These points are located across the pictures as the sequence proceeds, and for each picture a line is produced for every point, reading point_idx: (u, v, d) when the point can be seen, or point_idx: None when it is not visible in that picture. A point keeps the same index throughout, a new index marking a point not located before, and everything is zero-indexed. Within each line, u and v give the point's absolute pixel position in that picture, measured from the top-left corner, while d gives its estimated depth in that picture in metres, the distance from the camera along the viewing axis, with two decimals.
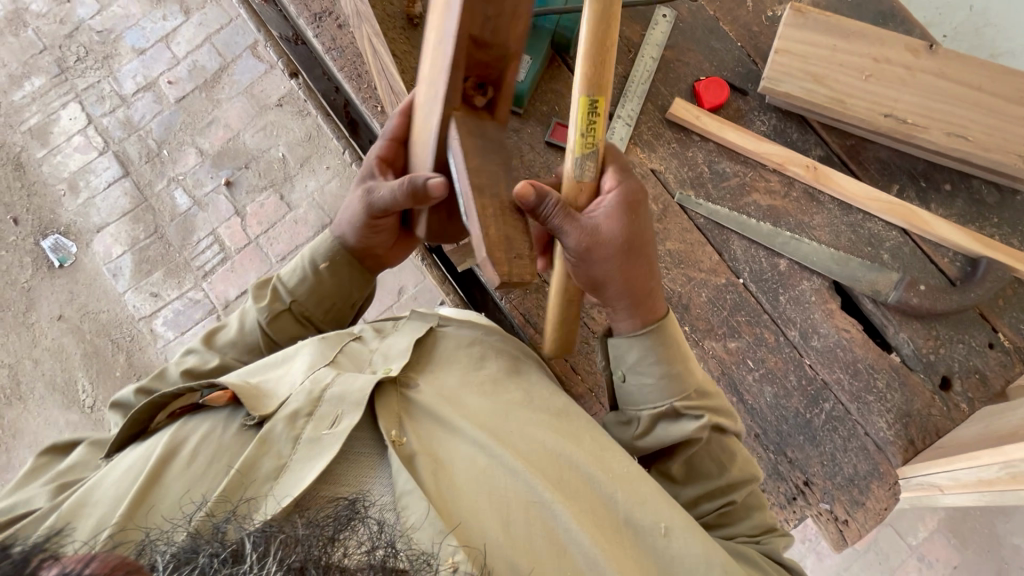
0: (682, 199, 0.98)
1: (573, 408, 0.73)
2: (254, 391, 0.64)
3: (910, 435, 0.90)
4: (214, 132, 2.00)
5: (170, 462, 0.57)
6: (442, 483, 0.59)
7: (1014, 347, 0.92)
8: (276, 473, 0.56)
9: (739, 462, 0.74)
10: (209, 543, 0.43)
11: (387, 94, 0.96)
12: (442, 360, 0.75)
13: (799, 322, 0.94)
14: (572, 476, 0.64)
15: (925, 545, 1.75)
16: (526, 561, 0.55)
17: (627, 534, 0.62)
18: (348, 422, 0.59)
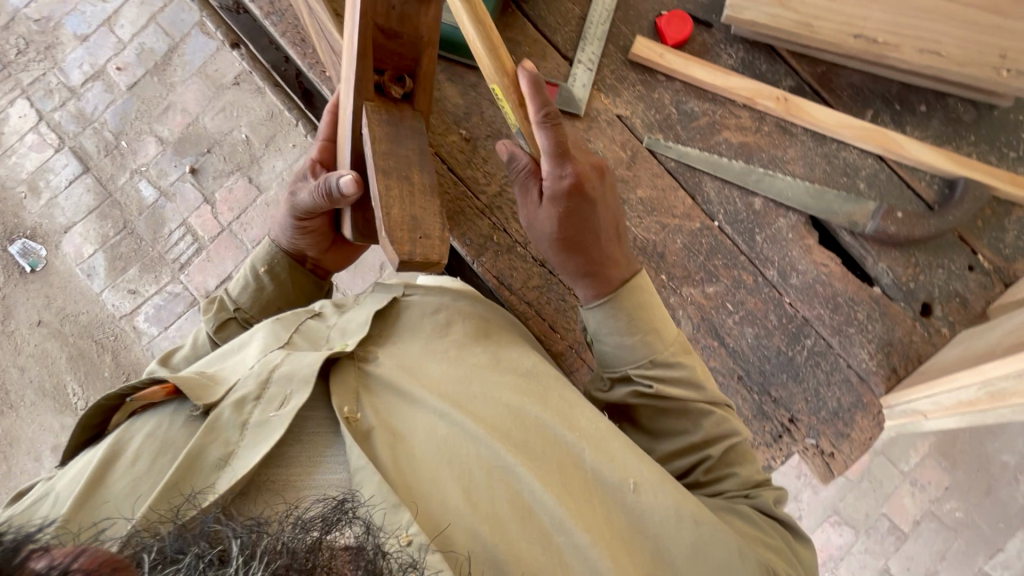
0: (652, 143, 0.94)
1: (542, 367, 0.73)
2: (201, 379, 0.61)
3: (893, 364, 0.89)
4: (172, 118, 1.92)
5: (115, 463, 0.55)
6: (401, 457, 0.59)
7: (994, 268, 0.91)
8: (223, 460, 0.54)
9: (710, 418, 0.76)
10: (196, 543, 0.43)
11: (329, 55, 0.90)
12: (406, 329, 0.74)
13: (777, 260, 0.92)
14: (537, 437, 0.65)
15: (917, 469, 1.79)
16: (489, 526, 0.56)
17: (594, 489, 0.64)
18: (296, 401, 0.58)
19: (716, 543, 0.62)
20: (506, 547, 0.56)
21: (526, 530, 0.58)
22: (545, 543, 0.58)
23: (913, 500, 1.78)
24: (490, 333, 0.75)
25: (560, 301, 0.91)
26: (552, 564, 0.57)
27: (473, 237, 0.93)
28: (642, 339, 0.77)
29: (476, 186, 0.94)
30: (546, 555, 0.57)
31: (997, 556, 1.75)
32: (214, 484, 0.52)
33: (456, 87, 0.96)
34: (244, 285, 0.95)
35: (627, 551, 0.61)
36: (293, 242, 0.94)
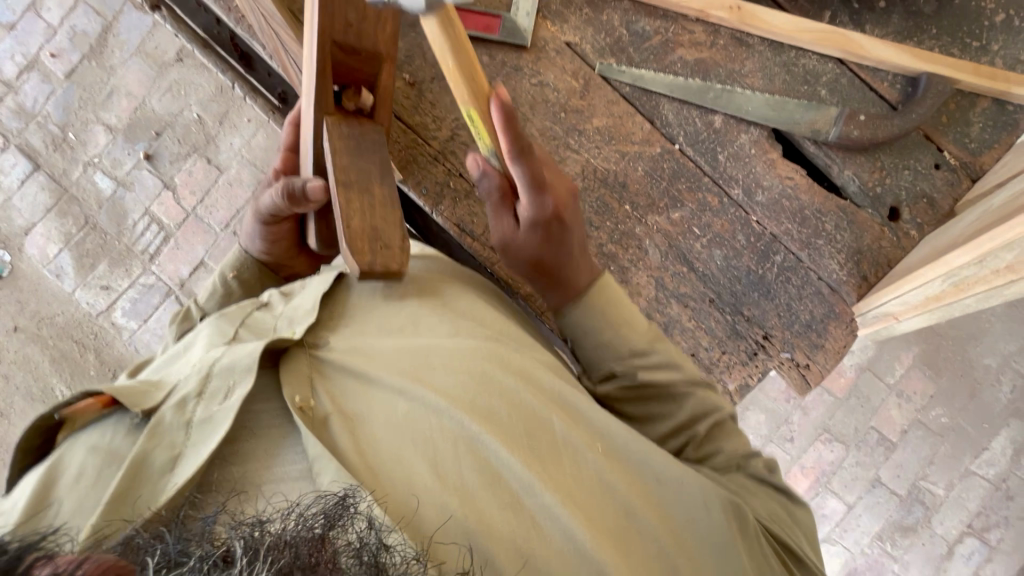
0: (604, 70, 0.91)
1: (503, 333, 0.71)
2: (141, 386, 0.58)
3: (863, 272, 0.89)
4: (117, 103, 1.83)
5: (56, 482, 0.52)
6: (361, 440, 0.56)
7: (960, 164, 0.89)
8: (170, 465, 0.52)
9: (687, 400, 0.75)
10: (200, 544, 0.40)
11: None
12: (361, 304, 0.72)
13: (742, 178, 0.90)
14: (503, 403, 0.62)
15: (903, 381, 1.83)
16: (459, 501, 0.54)
17: (564, 452, 0.61)
18: (240, 391, 0.56)
19: (679, 497, 0.63)
20: (478, 520, 0.53)
21: (497, 499, 0.56)
22: (519, 512, 0.56)
23: (900, 411, 1.82)
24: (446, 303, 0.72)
25: None
26: (526, 531, 0.55)
27: (429, 185, 0.90)
28: (618, 336, 0.77)
29: (427, 133, 0.90)
30: (519, 523, 0.55)
31: (983, 455, 1.81)
32: (164, 489, 0.50)
33: None
34: (212, 289, 0.89)
35: (601, 511, 0.59)
36: (261, 247, 0.89)
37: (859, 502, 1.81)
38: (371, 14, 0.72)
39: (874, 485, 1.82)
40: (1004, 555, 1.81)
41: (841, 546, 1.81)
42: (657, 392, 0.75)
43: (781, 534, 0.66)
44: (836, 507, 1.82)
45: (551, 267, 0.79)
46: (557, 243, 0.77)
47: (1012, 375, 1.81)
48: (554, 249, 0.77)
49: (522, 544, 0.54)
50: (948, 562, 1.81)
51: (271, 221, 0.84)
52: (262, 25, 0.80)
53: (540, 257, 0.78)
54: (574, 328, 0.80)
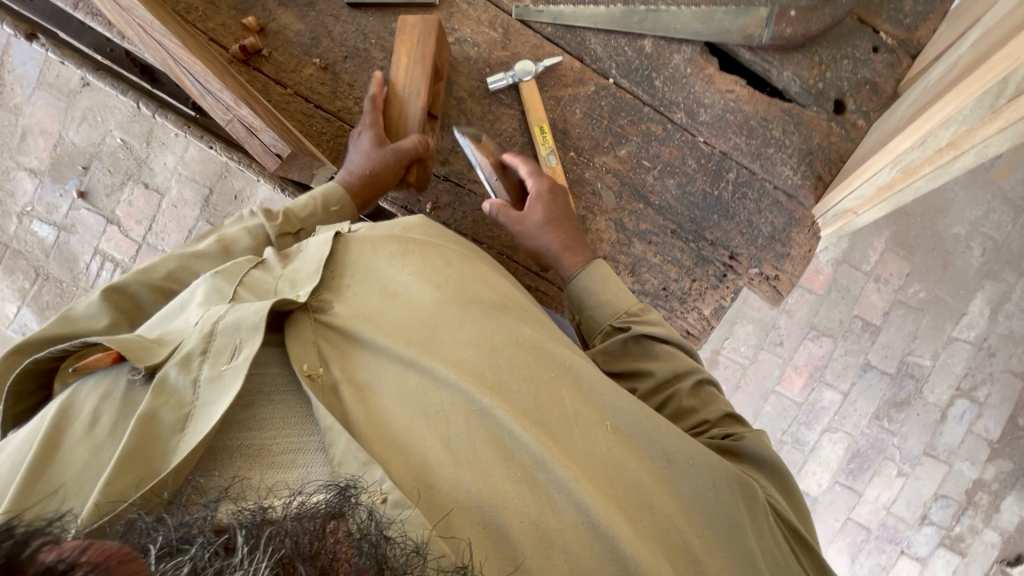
0: (521, 13, 0.86)
1: (514, 303, 0.67)
2: (143, 340, 0.54)
3: (817, 172, 0.88)
4: (34, 144, 1.73)
5: (66, 426, 0.50)
6: (373, 409, 0.54)
7: (898, 43, 0.87)
8: (182, 423, 0.48)
9: (678, 355, 0.73)
10: (201, 530, 0.36)
11: (117, 11, 0.71)
12: (363, 267, 0.66)
13: (682, 101, 0.88)
14: (515, 375, 0.59)
15: (878, 266, 1.87)
16: (472, 475, 0.52)
17: (575, 425, 0.58)
18: (248, 351, 0.51)
19: (693, 475, 0.59)
20: (491, 494, 0.51)
21: (507, 471, 0.53)
22: (529, 483, 0.53)
23: (880, 295, 1.87)
24: (452, 268, 0.66)
25: (477, 210, 0.87)
26: (538, 501, 0.52)
27: None
28: (618, 295, 0.76)
29: (352, 117, 0.85)
30: (530, 494, 0.52)
31: (962, 321, 1.88)
32: (175, 451, 0.47)
33: (293, 11, 0.84)
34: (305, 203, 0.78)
35: (612, 483, 0.56)
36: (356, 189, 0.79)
37: (853, 388, 1.89)
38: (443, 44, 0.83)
39: (865, 370, 1.88)
40: (993, 409, 1.90)
41: (842, 433, 1.89)
42: (645, 350, 0.74)
43: (794, 523, 0.61)
44: (832, 397, 1.89)
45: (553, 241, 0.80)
46: (569, 218, 0.81)
47: (981, 239, 1.85)
48: (568, 227, 0.80)
49: (535, 516, 0.51)
50: (943, 426, 1.90)
51: (378, 165, 0.77)
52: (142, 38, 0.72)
53: (561, 220, 0.80)
54: (579, 292, 0.79)
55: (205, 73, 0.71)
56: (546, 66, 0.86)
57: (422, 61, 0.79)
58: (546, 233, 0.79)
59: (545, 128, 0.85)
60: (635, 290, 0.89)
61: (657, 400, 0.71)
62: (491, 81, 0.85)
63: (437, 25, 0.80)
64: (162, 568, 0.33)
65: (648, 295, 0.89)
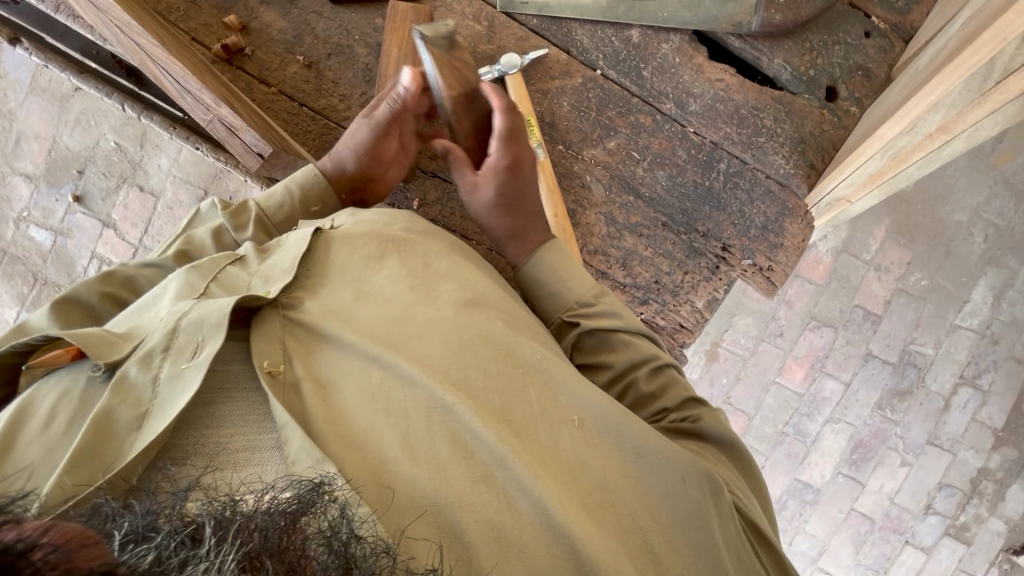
0: (506, 5, 0.85)
1: (488, 295, 0.66)
2: (108, 335, 0.53)
3: (810, 160, 0.86)
4: (30, 149, 1.73)
5: (26, 422, 0.49)
6: (336, 406, 0.54)
7: (890, 27, 0.85)
8: (139, 420, 0.48)
9: (636, 342, 0.71)
10: (169, 518, 0.36)
11: (95, 13, 0.70)
12: (337, 265, 0.65)
13: (671, 91, 0.86)
14: (481, 374, 0.59)
15: (879, 255, 1.85)
16: (429, 472, 0.51)
17: (540, 424, 0.58)
18: (211, 348, 0.51)
19: (659, 471, 0.57)
20: (447, 492, 0.50)
21: (468, 470, 0.52)
22: (488, 483, 0.52)
23: (881, 284, 1.85)
24: (427, 264, 0.66)
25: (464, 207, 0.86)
26: (496, 500, 0.51)
27: None
28: (567, 285, 0.75)
29: (337, 114, 0.84)
30: (489, 494, 0.52)
31: (965, 308, 1.86)
32: (131, 447, 0.46)
33: (274, 8, 0.84)
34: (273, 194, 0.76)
35: (576, 483, 0.55)
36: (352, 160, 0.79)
37: (855, 378, 1.87)
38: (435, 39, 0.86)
39: (867, 359, 1.87)
40: (997, 397, 1.89)
41: (845, 423, 1.88)
42: (601, 340, 0.72)
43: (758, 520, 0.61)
44: (834, 388, 1.88)
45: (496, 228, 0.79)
46: (519, 202, 0.78)
47: (983, 225, 1.82)
48: (519, 211, 0.78)
49: (490, 515, 0.50)
50: (947, 414, 1.89)
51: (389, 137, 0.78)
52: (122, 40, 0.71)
53: (511, 199, 0.77)
54: (532, 279, 0.78)
55: (185, 75, 0.70)
56: (536, 57, 0.84)
57: (413, 52, 0.80)
58: (490, 216, 0.78)
59: (532, 121, 0.84)
60: (626, 283, 0.88)
61: (615, 391, 0.70)
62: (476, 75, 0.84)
63: (429, 18, 0.82)
64: (126, 555, 0.33)
65: (640, 289, 0.88)
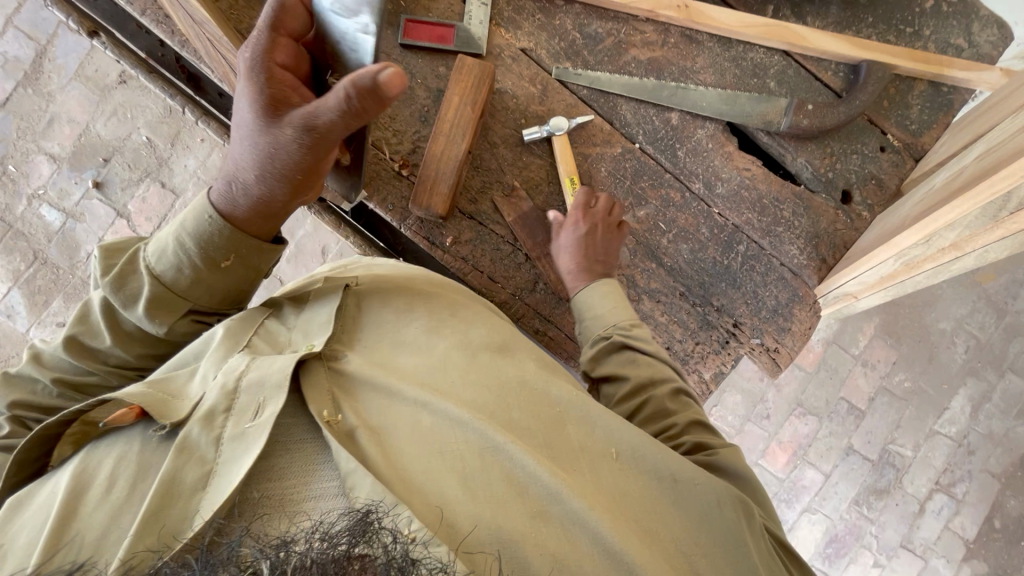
0: (560, 73, 0.92)
1: (514, 342, 0.69)
2: (160, 396, 0.53)
3: (822, 254, 0.92)
4: (59, 131, 1.75)
5: (81, 492, 0.48)
6: (389, 448, 0.54)
7: (903, 145, 0.93)
8: (204, 481, 0.47)
9: (656, 367, 0.75)
10: (226, 567, 0.37)
11: (190, 24, 0.79)
12: (371, 314, 0.68)
13: (701, 173, 0.93)
14: (523, 411, 0.61)
15: (866, 351, 1.91)
16: (488, 506, 0.52)
17: (581, 459, 0.60)
18: (273, 408, 0.51)
19: (695, 497, 0.59)
20: (509, 528, 0.52)
21: (522, 506, 0.54)
22: (544, 518, 0.54)
23: (866, 379, 1.91)
24: (455, 313, 0.69)
25: (495, 250, 0.89)
26: (554, 536, 0.53)
27: (394, 202, 0.89)
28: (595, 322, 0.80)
29: (388, 147, 0.89)
30: (547, 530, 0.53)
31: (944, 414, 1.91)
32: (198, 509, 0.46)
33: None
34: (164, 252, 0.66)
35: (626, 514, 0.57)
36: (264, 191, 0.65)
37: (835, 470, 1.89)
38: (494, 95, 0.91)
39: (848, 453, 1.89)
40: (970, 507, 1.91)
41: (821, 514, 1.88)
42: (626, 359, 0.76)
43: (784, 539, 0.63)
44: (814, 477, 1.88)
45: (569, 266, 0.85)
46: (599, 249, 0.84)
47: (964, 336, 1.91)
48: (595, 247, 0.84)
49: (554, 551, 0.52)
50: (921, 519, 1.89)
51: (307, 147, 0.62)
52: (210, 49, 0.79)
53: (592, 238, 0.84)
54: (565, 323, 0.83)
55: None
56: (580, 121, 0.90)
57: (473, 104, 0.86)
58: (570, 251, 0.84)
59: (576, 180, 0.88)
60: None
61: (634, 403, 0.73)
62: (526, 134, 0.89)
63: (492, 73, 0.88)
64: None
65: None
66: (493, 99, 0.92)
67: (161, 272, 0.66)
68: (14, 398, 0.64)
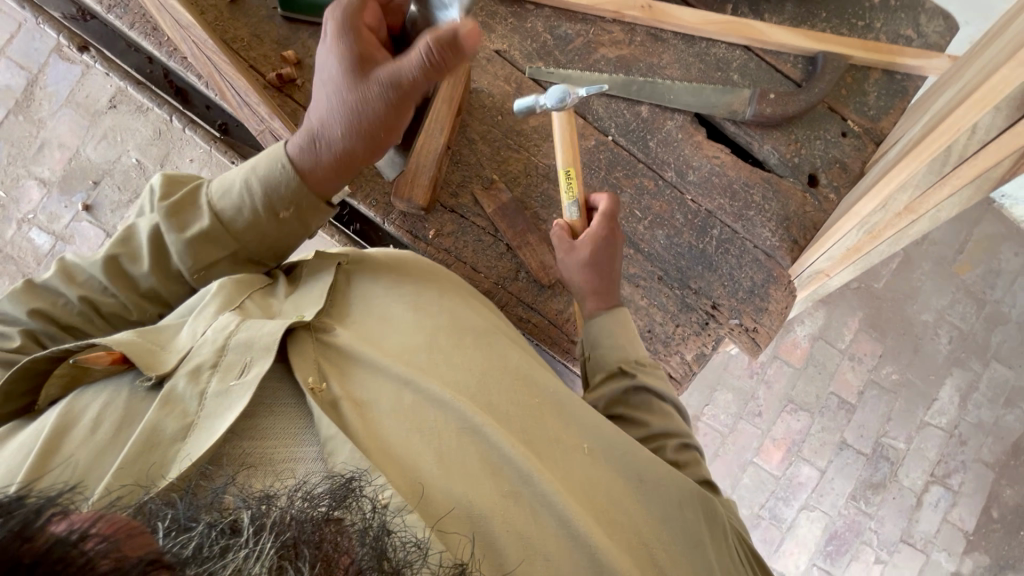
0: (533, 72, 0.96)
1: (497, 329, 0.71)
2: (147, 345, 0.54)
3: (793, 236, 0.95)
4: (50, 156, 1.78)
5: (64, 431, 0.49)
6: (371, 424, 0.55)
7: (864, 130, 0.97)
8: (184, 433, 0.49)
9: (675, 417, 0.75)
10: (209, 512, 0.38)
11: (176, 30, 0.85)
12: (361, 293, 0.69)
13: (673, 162, 0.96)
14: (503, 396, 0.62)
15: (853, 345, 1.94)
16: (462, 485, 0.53)
17: (556, 445, 0.61)
18: (259, 369, 0.53)
19: (663, 498, 0.61)
20: (481, 506, 0.53)
21: (495, 485, 0.55)
22: (515, 498, 0.55)
23: (855, 374, 1.93)
24: (444, 296, 0.70)
25: (477, 241, 0.92)
26: (523, 517, 0.54)
27: (377, 197, 0.92)
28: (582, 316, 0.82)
29: None
30: (517, 509, 0.54)
31: (934, 406, 1.92)
32: (175, 461, 0.47)
33: None
34: (229, 190, 0.70)
35: (592, 500, 0.59)
36: (346, 144, 0.72)
37: (831, 466, 1.89)
38: (472, 92, 0.96)
39: (841, 448, 1.90)
40: (967, 499, 1.90)
41: (820, 512, 1.87)
42: (646, 401, 0.76)
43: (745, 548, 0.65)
44: (810, 473, 1.88)
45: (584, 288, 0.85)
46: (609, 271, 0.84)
47: (947, 327, 1.94)
48: (600, 272, 0.84)
49: (523, 531, 0.53)
50: (919, 512, 1.89)
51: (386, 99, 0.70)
52: (195, 53, 0.85)
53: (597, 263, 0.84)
54: None
55: (247, 88, 0.84)
56: (587, 93, 0.82)
57: (450, 99, 0.90)
58: (580, 273, 0.84)
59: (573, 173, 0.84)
60: None
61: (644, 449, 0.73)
62: (519, 103, 0.85)
63: (468, 71, 0.92)
64: (171, 544, 0.34)
65: None
66: (471, 97, 0.96)
67: (221, 208, 0.70)
68: (35, 306, 0.65)
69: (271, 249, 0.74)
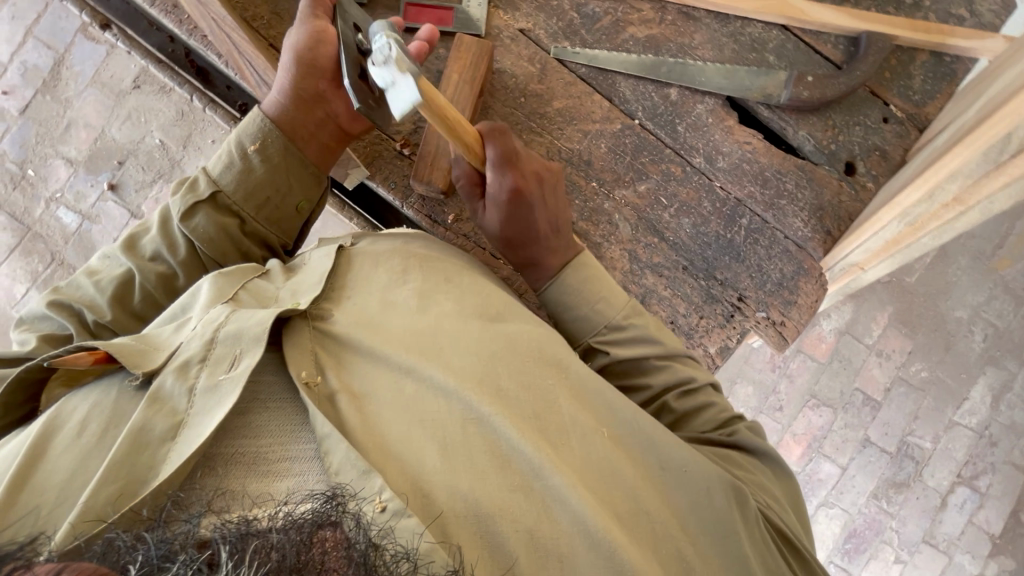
0: (558, 53, 0.94)
1: (510, 308, 0.69)
2: (136, 345, 0.54)
3: (827, 227, 0.91)
4: (76, 135, 1.80)
5: (50, 437, 0.49)
6: (368, 418, 0.54)
7: (907, 116, 0.92)
8: (173, 431, 0.48)
9: (670, 365, 0.74)
10: (184, 547, 0.35)
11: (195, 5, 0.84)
12: (361, 279, 0.67)
13: (702, 147, 0.93)
14: (514, 382, 0.60)
15: (881, 341, 1.88)
16: (467, 479, 0.52)
17: (572, 432, 0.59)
18: (248, 362, 0.52)
19: (687, 484, 0.59)
20: (487, 501, 0.51)
21: (505, 479, 0.53)
22: (526, 492, 0.53)
23: (882, 370, 1.87)
24: (450, 279, 0.68)
25: None
26: (534, 512, 0.52)
27: (395, 179, 0.91)
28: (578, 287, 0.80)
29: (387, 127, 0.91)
30: (528, 503, 0.52)
31: (964, 405, 1.86)
32: (164, 460, 0.46)
33: None
34: (222, 162, 0.78)
35: (608, 493, 0.56)
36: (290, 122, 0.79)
37: (852, 463, 1.84)
38: (492, 72, 0.93)
39: (865, 445, 1.85)
40: (995, 501, 1.85)
41: (839, 509, 1.84)
42: (630, 365, 0.76)
43: (785, 526, 0.59)
44: (831, 470, 1.85)
45: (556, 266, 0.82)
46: (524, 224, 0.80)
47: (983, 325, 1.86)
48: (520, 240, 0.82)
49: (533, 528, 0.51)
50: (943, 513, 1.84)
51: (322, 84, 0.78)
52: (215, 30, 0.84)
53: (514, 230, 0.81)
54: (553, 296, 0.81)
55: (265, 68, 0.84)
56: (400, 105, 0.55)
57: (471, 79, 0.87)
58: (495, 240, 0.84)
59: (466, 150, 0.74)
60: None
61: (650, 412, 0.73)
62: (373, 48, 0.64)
63: (490, 52, 0.89)
64: None
65: None
66: (492, 78, 0.93)
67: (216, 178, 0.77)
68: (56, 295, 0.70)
69: (263, 206, 0.79)
